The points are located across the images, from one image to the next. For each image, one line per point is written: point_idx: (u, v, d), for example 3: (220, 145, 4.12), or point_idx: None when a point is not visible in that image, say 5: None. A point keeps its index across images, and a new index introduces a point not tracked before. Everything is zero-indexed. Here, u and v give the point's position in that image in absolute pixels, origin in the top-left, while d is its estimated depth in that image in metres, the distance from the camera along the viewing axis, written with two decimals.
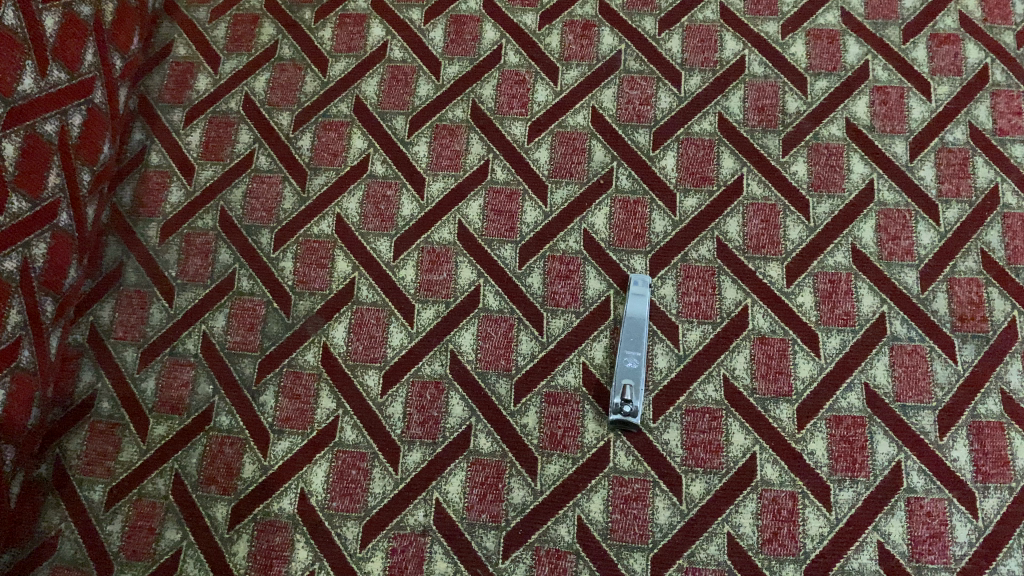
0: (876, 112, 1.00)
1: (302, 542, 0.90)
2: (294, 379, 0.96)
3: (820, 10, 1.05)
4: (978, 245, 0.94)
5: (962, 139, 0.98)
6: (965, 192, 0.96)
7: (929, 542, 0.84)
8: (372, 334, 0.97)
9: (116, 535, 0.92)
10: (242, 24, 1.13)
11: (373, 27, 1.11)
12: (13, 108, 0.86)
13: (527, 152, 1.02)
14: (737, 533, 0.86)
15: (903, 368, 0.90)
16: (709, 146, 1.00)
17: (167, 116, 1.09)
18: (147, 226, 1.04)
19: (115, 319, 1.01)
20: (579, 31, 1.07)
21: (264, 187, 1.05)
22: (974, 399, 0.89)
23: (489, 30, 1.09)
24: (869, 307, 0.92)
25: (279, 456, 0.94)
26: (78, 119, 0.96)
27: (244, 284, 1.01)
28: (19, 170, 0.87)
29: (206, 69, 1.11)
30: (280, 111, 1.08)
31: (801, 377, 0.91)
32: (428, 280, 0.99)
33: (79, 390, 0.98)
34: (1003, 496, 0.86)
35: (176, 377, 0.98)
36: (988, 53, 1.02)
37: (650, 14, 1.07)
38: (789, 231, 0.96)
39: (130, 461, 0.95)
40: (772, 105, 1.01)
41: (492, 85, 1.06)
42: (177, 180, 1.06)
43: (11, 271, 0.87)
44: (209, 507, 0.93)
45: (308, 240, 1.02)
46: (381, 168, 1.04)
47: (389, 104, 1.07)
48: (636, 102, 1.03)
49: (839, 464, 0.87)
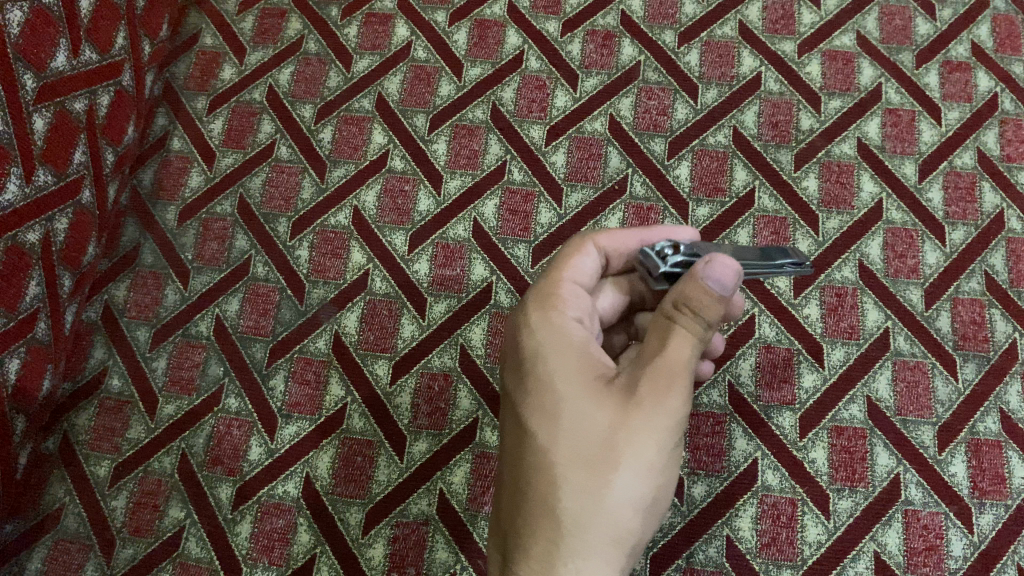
0: (887, 133, 1.02)
1: (305, 526, 0.92)
2: (305, 365, 0.98)
3: (837, 33, 1.07)
4: (982, 267, 0.96)
5: (970, 164, 1.00)
6: (971, 215, 0.98)
7: (924, 554, 0.86)
8: (383, 324, 0.99)
9: (120, 510, 0.94)
10: (270, 18, 1.15)
11: (398, 26, 1.13)
12: (46, 84, 0.86)
13: (544, 155, 1.05)
14: (735, 537, 0.88)
15: (904, 384, 0.92)
16: (723, 158, 1.02)
17: (191, 104, 1.11)
18: (166, 210, 1.06)
19: (130, 298, 1.02)
20: (600, 40, 1.10)
21: (284, 176, 1.07)
22: (974, 416, 0.91)
23: (512, 35, 1.11)
24: (873, 322, 0.94)
25: (286, 440, 0.95)
26: (105, 99, 0.97)
27: (259, 270, 1.03)
28: (47, 144, 0.87)
29: (232, 59, 1.13)
30: (303, 104, 1.10)
31: (805, 387, 0.92)
32: (441, 274, 1.00)
33: (90, 366, 0.99)
34: (999, 513, 0.87)
35: (187, 358, 0.99)
36: (999, 82, 1.04)
37: (670, 28, 1.09)
38: (798, 244, 0.98)
39: (137, 439, 0.96)
40: (786, 121, 1.03)
41: (513, 89, 1.08)
42: (198, 165, 1.08)
43: (33, 244, 0.86)
44: (214, 487, 0.94)
45: (325, 229, 1.04)
46: (400, 163, 1.06)
47: (411, 102, 1.09)
48: (653, 112, 1.05)
49: (839, 474, 0.89)
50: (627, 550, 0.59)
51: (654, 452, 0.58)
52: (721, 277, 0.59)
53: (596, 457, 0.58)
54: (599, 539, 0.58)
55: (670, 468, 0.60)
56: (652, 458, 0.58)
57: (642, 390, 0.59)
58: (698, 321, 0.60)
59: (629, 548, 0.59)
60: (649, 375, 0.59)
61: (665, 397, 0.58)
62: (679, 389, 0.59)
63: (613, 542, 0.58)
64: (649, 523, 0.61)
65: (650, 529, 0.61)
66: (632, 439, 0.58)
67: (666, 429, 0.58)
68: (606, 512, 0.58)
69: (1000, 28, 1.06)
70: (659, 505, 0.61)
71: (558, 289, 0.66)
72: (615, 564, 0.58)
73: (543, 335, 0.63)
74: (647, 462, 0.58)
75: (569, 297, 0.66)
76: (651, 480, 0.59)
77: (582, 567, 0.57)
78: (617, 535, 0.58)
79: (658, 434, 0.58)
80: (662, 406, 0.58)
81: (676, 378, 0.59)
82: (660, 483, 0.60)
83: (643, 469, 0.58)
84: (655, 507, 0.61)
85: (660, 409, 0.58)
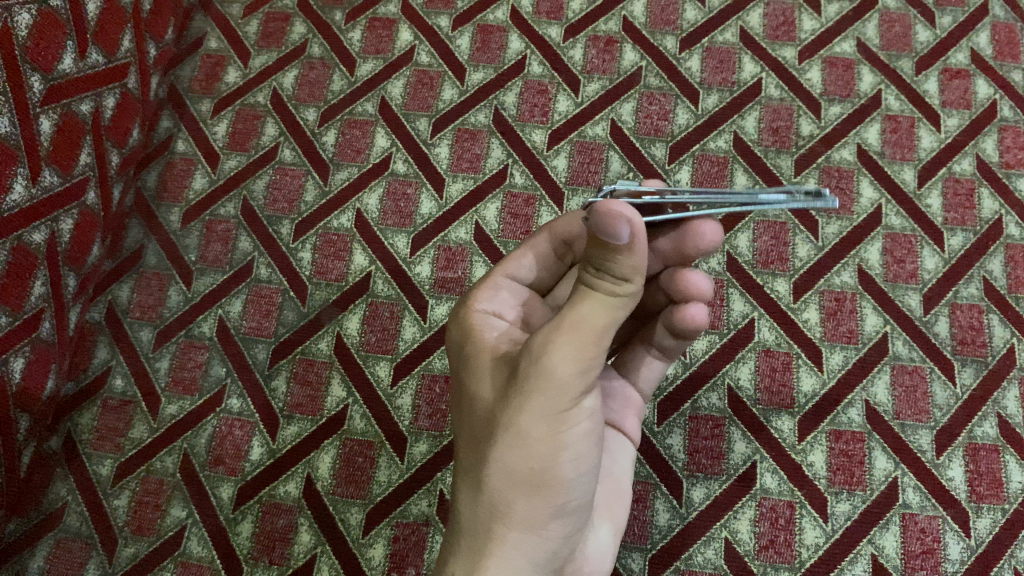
0: (887, 139, 1.03)
1: (305, 526, 0.92)
2: (306, 366, 0.98)
3: (837, 40, 1.08)
4: (980, 273, 0.97)
5: (969, 170, 1.01)
6: (970, 221, 0.99)
7: (921, 557, 0.87)
8: (385, 326, 0.99)
9: (122, 509, 0.94)
10: (274, 22, 1.16)
11: (402, 31, 1.14)
12: (53, 86, 0.86)
13: (546, 159, 1.05)
14: (734, 539, 0.88)
15: (903, 388, 0.92)
16: (723, 163, 1.03)
17: (196, 107, 1.12)
18: (170, 211, 1.07)
19: (133, 299, 1.03)
20: (602, 46, 1.11)
21: (288, 179, 1.08)
22: (971, 421, 0.91)
23: (514, 40, 1.12)
24: (872, 326, 0.95)
25: (287, 440, 0.96)
26: (111, 101, 0.97)
27: (262, 272, 1.03)
28: (53, 145, 0.87)
29: (236, 62, 1.14)
30: (306, 107, 1.11)
31: (803, 391, 0.93)
32: (443, 277, 1.01)
33: (93, 366, 1.00)
34: (997, 517, 0.88)
35: (189, 358, 1.00)
36: (998, 89, 1.05)
37: (671, 33, 1.10)
38: (798, 249, 0.98)
39: (140, 438, 0.97)
40: (786, 127, 1.04)
41: (515, 94, 1.09)
42: (202, 168, 1.09)
43: (39, 244, 0.87)
44: (216, 487, 0.94)
45: (327, 232, 1.04)
46: (403, 166, 1.07)
47: (414, 106, 1.10)
48: (654, 117, 1.06)
49: (837, 477, 0.89)
50: (515, 525, 0.61)
51: (530, 423, 0.59)
52: (608, 228, 0.53)
53: (479, 431, 0.62)
54: (482, 513, 0.61)
55: (558, 439, 0.60)
56: (531, 429, 0.59)
57: (523, 360, 0.59)
58: (605, 280, 0.57)
59: (518, 523, 0.61)
60: (531, 345, 0.59)
61: (539, 367, 0.58)
62: (556, 355, 0.58)
63: (499, 517, 0.61)
64: (548, 498, 0.61)
65: (550, 504, 0.61)
66: (506, 411, 0.60)
67: (540, 400, 0.59)
68: (487, 485, 0.61)
69: (999, 36, 1.07)
70: (557, 478, 0.61)
71: (488, 286, 0.73)
72: (501, 542, 0.61)
73: (458, 327, 0.69)
74: (524, 434, 0.59)
75: (495, 291, 0.73)
76: (529, 452, 0.60)
77: (469, 540, 0.62)
78: (501, 509, 0.61)
79: (534, 405, 0.59)
80: (537, 377, 0.58)
81: (551, 345, 0.58)
82: (548, 454, 0.60)
83: (521, 441, 0.59)
84: (550, 479, 0.61)
85: (533, 380, 0.58)
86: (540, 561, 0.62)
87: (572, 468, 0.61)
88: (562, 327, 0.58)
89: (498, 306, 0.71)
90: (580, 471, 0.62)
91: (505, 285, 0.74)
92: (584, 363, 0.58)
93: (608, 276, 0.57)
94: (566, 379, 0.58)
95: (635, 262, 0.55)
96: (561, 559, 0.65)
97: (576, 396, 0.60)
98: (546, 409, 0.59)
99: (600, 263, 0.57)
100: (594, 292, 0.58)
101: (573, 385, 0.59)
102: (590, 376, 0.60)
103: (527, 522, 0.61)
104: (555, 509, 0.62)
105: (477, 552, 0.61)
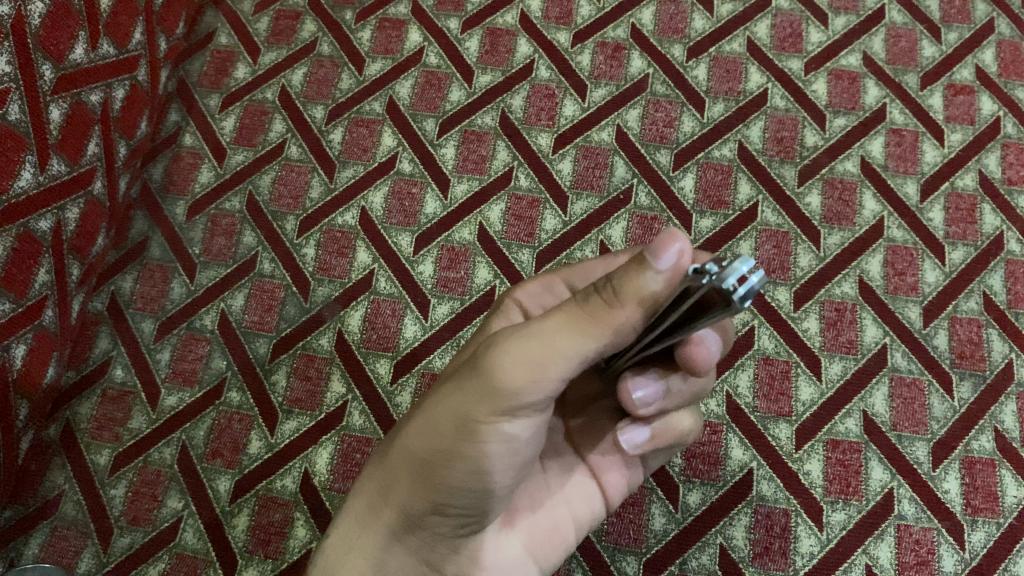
0: (890, 152, 1.04)
1: (301, 521, 0.93)
2: (307, 361, 0.99)
3: (843, 52, 1.09)
4: (980, 288, 0.97)
5: (971, 186, 1.02)
6: (971, 236, 0.99)
7: (916, 568, 0.87)
8: (386, 324, 1.00)
9: (119, 499, 0.94)
10: (284, 19, 1.17)
11: (412, 33, 1.15)
12: (63, 75, 0.87)
13: (551, 163, 1.06)
14: (729, 545, 0.88)
15: (900, 400, 0.93)
16: (727, 172, 1.03)
17: (204, 101, 1.13)
18: (175, 204, 1.07)
19: (136, 290, 1.03)
20: (609, 52, 1.11)
21: (294, 175, 1.08)
22: (968, 434, 0.91)
23: (523, 44, 1.13)
24: (871, 338, 0.95)
25: (286, 434, 0.96)
26: (121, 92, 0.98)
27: (265, 267, 1.04)
28: (62, 134, 0.88)
29: (246, 58, 1.15)
30: (315, 104, 1.12)
31: (802, 400, 0.93)
32: (446, 276, 1.01)
33: (94, 356, 1.00)
34: (991, 530, 0.88)
35: (190, 351, 1.00)
36: (1002, 106, 1.05)
37: (679, 42, 1.11)
38: (799, 258, 0.99)
39: (138, 429, 0.97)
40: (791, 138, 1.05)
41: (522, 97, 1.10)
42: (208, 162, 1.09)
43: (44, 231, 0.87)
44: (213, 480, 0.95)
45: (331, 229, 1.05)
46: (408, 166, 1.07)
47: (422, 106, 1.11)
48: (660, 124, 1.07)
49: (833, 486, 0.90)
50: (395, 503, 0.63)
51: (444, 418, 0.59)
52: (652, 247, 0.48)
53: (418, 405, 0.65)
54: (376, 475, 0.65)
55: (461, 446, 0.59)
56: (443, 424, 0.59)
57: (477, 358, 0.59)
58: (603, 297, 0.52)
59: (397, 505, 0.63)
60: (490, 347, 0.58)
61: (484, 373, 0.57)
62: (503, 369, 0.56)
63: (387, 494, 0.64)
64: (430, 494, 0.61)
65: (428, 499, 0.61)
66: (438, 395, 0.61)
67: (461, 399, 0.58)
68: (390, 457, 0.64)
69: (1004, 53, 1.08)
70: (445, 483, 0.60)
71: (537, 281, 0.76)
72: (379, 509, 0.64)
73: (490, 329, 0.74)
74: (436, 425, 0.60)
75: (545, 290, 0.75)
76: (435, 446, 0.60)
77: (361, 503, 0.66)
78: (390, 486, 0.64)
79: (454, 403, 0.59)
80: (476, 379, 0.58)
81: (504, 354, 0.56)
82: (444, 457, 0.59)
83: (431, 428, 0.61)
84: (437, 479, 0.60)
85: (469, 379, 0.58)
86: (406, 541, 0.64)
87: (463, 483, 0.59)
88: (521, 342, 0.55)
89: (537, 306, 0.75)
90: (469, 487, 0.60)
91: (557, 289, 0.75)
92: (512, 383, 0.55)
93: (610, 290, 0.51)
94: (498, 393, 0.56)
95: (637, 297, 0.50)
96: (436, 557, 0.64)
97: (498, 415, 0.57)
98: (463, 409, 0.58)
99: (614, 282, 0.51)
100: (586, 307, 0.53)
101: (493, 402, 0.56)
102: (516, 404, 0.56)
103: (403, 507, 0.63)
104: (433, 507, 0.62)
105: (363, 505, 0.66)
